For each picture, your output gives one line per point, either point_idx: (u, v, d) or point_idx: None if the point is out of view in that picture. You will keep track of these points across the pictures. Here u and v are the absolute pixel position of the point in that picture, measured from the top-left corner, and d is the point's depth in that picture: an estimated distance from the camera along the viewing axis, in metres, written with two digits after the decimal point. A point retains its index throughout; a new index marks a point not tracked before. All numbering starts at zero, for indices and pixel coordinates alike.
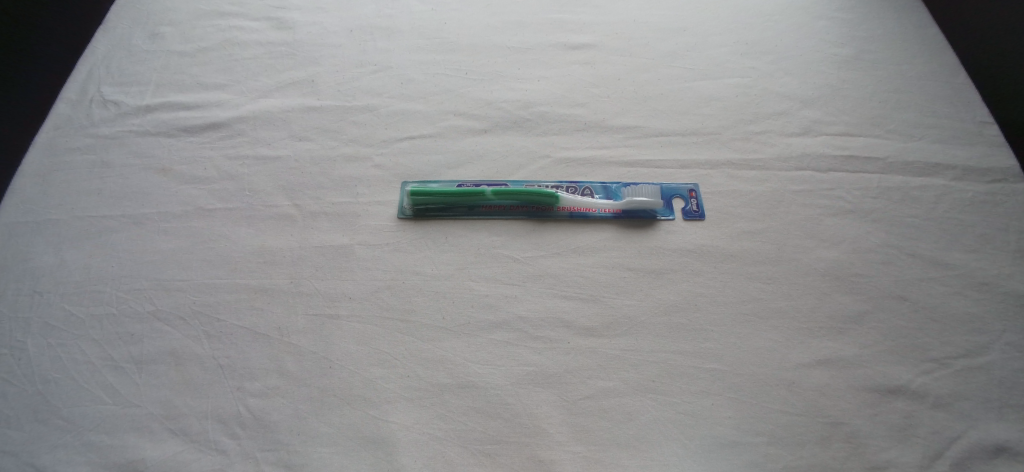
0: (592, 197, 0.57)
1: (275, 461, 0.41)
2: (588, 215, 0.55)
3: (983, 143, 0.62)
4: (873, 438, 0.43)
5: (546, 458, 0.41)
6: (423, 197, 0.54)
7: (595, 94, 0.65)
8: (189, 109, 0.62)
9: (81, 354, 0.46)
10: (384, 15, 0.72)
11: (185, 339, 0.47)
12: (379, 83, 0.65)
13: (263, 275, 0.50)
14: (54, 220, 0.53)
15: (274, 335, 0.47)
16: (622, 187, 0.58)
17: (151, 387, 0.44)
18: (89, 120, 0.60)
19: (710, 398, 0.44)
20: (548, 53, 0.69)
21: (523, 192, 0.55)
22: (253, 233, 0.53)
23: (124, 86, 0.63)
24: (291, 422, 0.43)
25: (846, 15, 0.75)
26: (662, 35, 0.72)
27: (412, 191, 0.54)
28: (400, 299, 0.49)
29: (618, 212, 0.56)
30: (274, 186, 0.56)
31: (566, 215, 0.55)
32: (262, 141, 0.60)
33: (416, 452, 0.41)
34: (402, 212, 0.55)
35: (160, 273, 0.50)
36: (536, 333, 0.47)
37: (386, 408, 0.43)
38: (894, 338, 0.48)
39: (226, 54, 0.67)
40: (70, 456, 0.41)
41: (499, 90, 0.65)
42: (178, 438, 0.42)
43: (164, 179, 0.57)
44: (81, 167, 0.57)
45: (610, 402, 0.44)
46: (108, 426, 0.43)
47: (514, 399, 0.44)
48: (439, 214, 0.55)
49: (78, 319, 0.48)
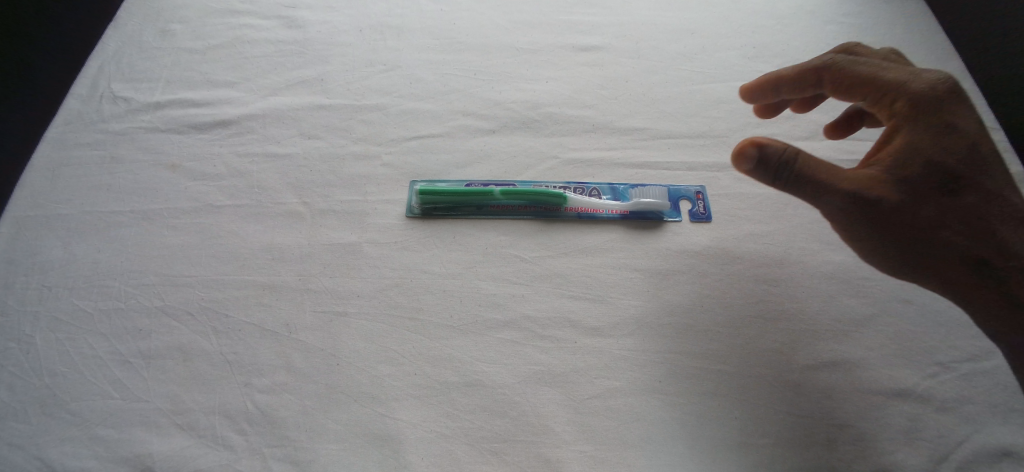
0: (599, 197, 0.57)
1: (282, 457, 0.41)
2: (595, 215, 0.55)
3: (989, 149, 0.62)
4: (879, 441, 0.43)
5: (553, 457, 0.41)
6: (430, 196, 0.54)
7: (604, 95, 0.66)
8: (199, 106, 0.62)
9: (88, 348, 0.46)
10: (395, 14, 0.72)
11: (194, 335, 0.47)
12: (389, 82, 0.65)
13: (272, 272, 0.50)
14: (63, 214, 0.53)
15: (281, 332, 0.47)
16: (629, 188, 0.58)
17: (158, 382, 0.45)
18: (100, 116, 0.61)
19: (716, 399, 0.44)
20: (557, 55, 0.69)
21: (530, 194, 0.55)
22: (263, 230, 0.53)
23: (134, 82, 0.64)
24: (299, 418, 0.43)
25: (854, 19, 0.75)
26: (671, 38, 0.72)
27: (421, 190, 0.54)
28: (408, 298, 0.49)
29: (626, 214, 0.56)
30: (283, 184, 0.57)
31: (573, 215, 0.55)
32: (271, 139, 0.60)
33: (423, 450, 0.42)
34: (411, 212, 0.55)
35: (169, 269, 0.51)
36: (543, 333, 0.47)
37: (394, 405, 0.43)
38: (900, 342, 0.48)
39: (237, 52, 0.67)
40: (78, 449, 0.42)
41: (508, 91, 0.65)
42: (185, 433, 0.42)
43: (173, 176, 0.57)
44: (90, 163, 0.57)
45: (617, 402, 0.44)
46: (115, 421, 0.43)
47: (521, 398, 0.44)
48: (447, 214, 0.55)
49: (85, 313, 0.48)
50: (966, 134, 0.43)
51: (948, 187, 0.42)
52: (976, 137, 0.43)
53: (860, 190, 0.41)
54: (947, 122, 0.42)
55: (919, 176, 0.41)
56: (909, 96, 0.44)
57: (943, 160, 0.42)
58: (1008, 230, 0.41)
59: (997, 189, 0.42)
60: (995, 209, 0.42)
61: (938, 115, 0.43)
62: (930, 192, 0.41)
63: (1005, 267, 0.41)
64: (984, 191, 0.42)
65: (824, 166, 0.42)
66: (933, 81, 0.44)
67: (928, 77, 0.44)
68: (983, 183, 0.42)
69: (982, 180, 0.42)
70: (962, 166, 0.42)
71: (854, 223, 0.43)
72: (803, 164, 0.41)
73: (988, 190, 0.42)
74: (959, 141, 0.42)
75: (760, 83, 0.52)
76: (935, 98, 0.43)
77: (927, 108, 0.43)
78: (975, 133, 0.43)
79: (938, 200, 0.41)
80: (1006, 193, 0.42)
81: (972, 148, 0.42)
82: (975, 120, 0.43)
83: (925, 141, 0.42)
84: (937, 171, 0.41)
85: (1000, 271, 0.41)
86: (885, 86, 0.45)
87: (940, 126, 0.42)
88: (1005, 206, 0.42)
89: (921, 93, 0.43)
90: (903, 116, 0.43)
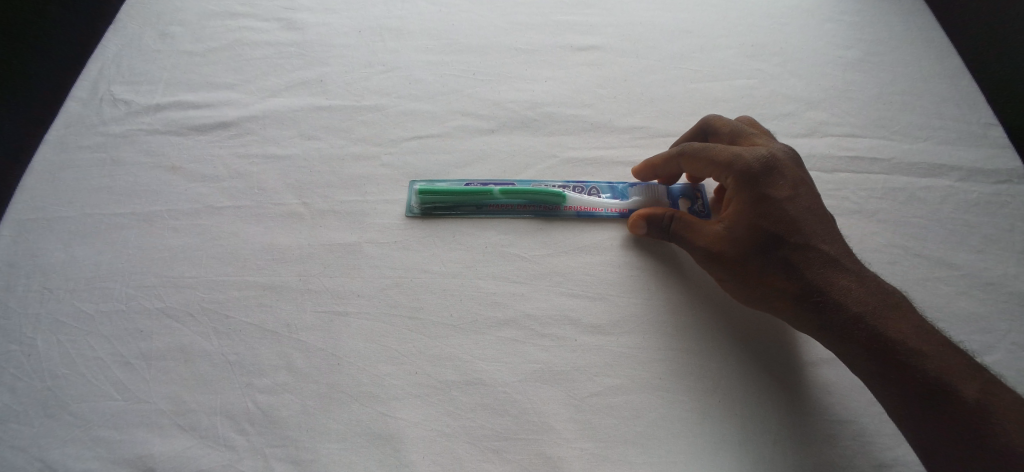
0: (598, 196, 0.57)
1: (284, 457, 0.41)
2: (594, 214, 0.55)
3: (987, 145, 0.62)
4: (879, 437, 0.43)
5: (554, 455, 0.42)
6: (430, 197, 0.55)
7: (603, 94, 0.66)
8: (198, 108, 0.62)
9: (90, 350, 0.46)
10: (394, 15, 0.72)
11: (195, 336, 0.47)
12: (388, 83, 0.66)
13: (272, 272, 0.51)
14: (64, 216, 0.54)
15: (282, 332, 0.47)
16: (628, 186, 0.58)
17: (159, 383, 0.45)
18: (100, 119, 0.61)
19: (716, 396, 0.45)
20: (555, 55, 0.70)
21: (529, 192, 0.55)
22: (263, 231, 0.53)
23: (134, 85, 0.64)
24: (300, 418, 0.43)
25: (852, 17, 0.75)
26: (669, 37, 0.72)
27: (421, 190, 0.55)
28: (409, 297, 0.49)
29: (625, 212, 0.56)
30: (283, 185, 0.57)
31: (572, 214, 0.55)
32: (271, 140, 0.60)
33: (424, 449, 0.42)
34: (410, 211, 0.55)
35: (170, 270, 0.51)
36: (543, 331, 0.47)
37: (395, 404, 0.44)
38: None
39: (236, 54, 0.68)
40: (80, 450, 0.42)
41: (507, 91, 0.65)
42: (187, 434, 0.43)
43: (173, 177, 0.57)
44: (91, 166, 0.57)
45: (617, 400, 0.44)
46: (117, 422, 0.43)
47: (522, 396, 0.44)
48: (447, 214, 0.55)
49: (87, 315, 0.48)
50: (786, 203, 0.46)
51: (763, 246, 0.46)
52: (795, 206, 0.46)
53: (702, 250, 0.48)
54: (762, 192, 0.46)
55: (739, 238, 0.46)
56: (736, 172, 0.47)
57: (760, 224, 0.46)
58: (830, 281, 0.44)
59: (825, 248, 0.45)
60: (815, 264, 0.45)
61: (758, 186, 0.47)
62: (747, 252, 0.46)
63: (844, 313, 0.42)
64: (802, 247, 0.45)
65: (690, 223, 0.49)
66: (762, 155, 0.48)
67: (753, 151, 0.48)
68: (810, 241, 0.45)
69: (800, 237, 0.45)
70: (778, 225, 0.46)
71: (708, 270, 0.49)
72: (677, 223, 0.50)
73: (817, 247, 0.45)
74: (782, 207, 0.46)
75: (642, 168, 0.57)
76: (760, 171, 0.47)
77: (749, 180, 0.47)
78: (790, 197, 0.47)
79: (756, 258, 0.46)
80: (837, 253, 0.45)
81: (795, 212, 0.46)
82: (805, 189, 0.48)
83: (745, 210, 0.47)
84: (756, 234, 0.46)
85: (833, 318, 0.43)
86: (718, 164, 0.49)
87: (761, 197, 0.46)
88: (836, 262, 0.45)
89: (746, 167, 0.47)
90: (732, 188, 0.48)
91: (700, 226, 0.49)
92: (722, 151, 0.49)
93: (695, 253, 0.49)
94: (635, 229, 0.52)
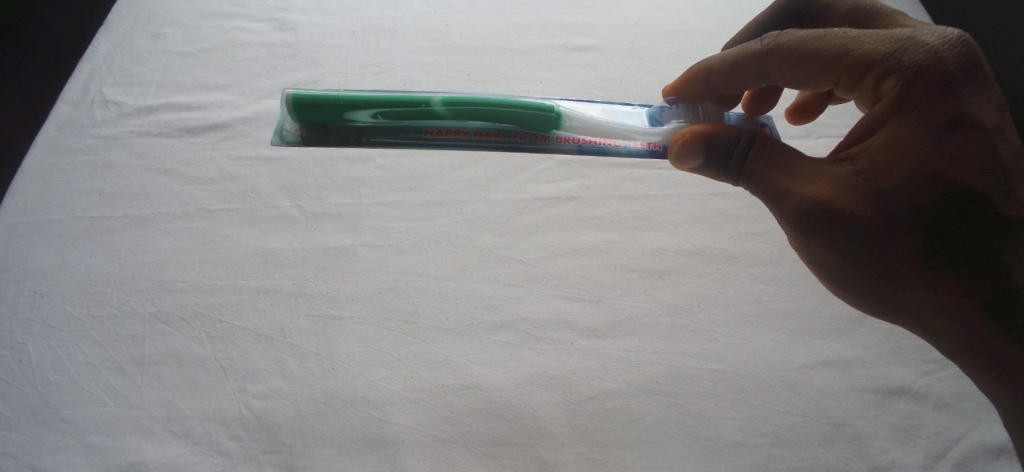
0: (618, 124, 0.48)
1: (279, 463, 0.41)
2: (607, 150, 0.47)
3: None
4: (875, 439, 0.43)
5: (549, 459, 0.42)
6: (310, 109, 0.44)
7: (598, 95, 0.65)
8: (191, 109, 0.62)
9: (81, 356, 0.46)
10: (388, 16, 0.72)
11: (187, 341, 0.47)
12: (382, 85, 0.65)
13: (265, 276, 0.50)
14: (53, 220, 0.53)
15: (276, 337, 0.47)
16: (658, 111, 0.49)
17: (151, 388, 0.44)
18: (91, 121, 0.60)
19: (712, 399, 0.45)
20: (550, 55, 0.69)
21: (503, 105, 0.44)
22: (256, 235, 0.53)
23: (126, 87, 0.63)
24: (294, 424, 0.43)
25: None
26: (665, 37, 0.72)
27: (309, 113, 0.44)
28: (404, 301, 0.49)
29: (653, 147, 0.46)
30: (275, 187, 0.56)
31: (574, 147, 0.47)
32: (264, 142, 0.60)
33: (419, 454, 0.42)
34: (286, 139, 0.47)
35: (162, 274, 0.50)
36: (539, 334, 0.47)
37: (390, 410, 0.43)
38: (896, 340, 0.48)
39: (228, 56, 0.67)
40: (72, 457, 0.41)
41: (502, 92, 0.65)
42: (180, 440, 0.42)
43: (165, 180, 0.56)
44: (82, 168, 0.57)
45: (612, 404, 0.44)
46: (109, 428, 0.43)
47: (518, 400, 0.44)
48: (355, 137, 0.46)
49: (77, 320, 0.48)
50: (994, 144, 0.34)
51: (948, 214, 0.34)
52: (1005, 154, 0.34)
53: (816, 199, 0.36)
54: (955, 118, 0.34)
55: (897, 191, 0.34)
56: (902, 71, 0.35)
57: (948, 174, 0.33)
58: None
59: None
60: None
61: (946, 102, 0.34)
62: (909, 216, 0.34)
63: None
64: (1015, 223, 0.34)
65: (779, 158, 0.38)
66: (955, 46, 0.35)
67: (940, 36, 0.35)
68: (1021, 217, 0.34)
69: (1014, 207, 0.34)
70: (980, 182, 0.34)
71: (817, 229, 0.37)
72: (763, 150, 0.38)
73: None
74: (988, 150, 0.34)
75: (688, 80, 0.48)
76: (957, 78, 0.34)
77: (931, 92, 0.34)
78: (997, 134, 0.34)
79: (925, 229, 0.34)
80: None
81: (1007, 160, 0.34)
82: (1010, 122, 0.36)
83: (915, 141, 0.34)
84: (929, 187, 0.34)
85: None
86: (863, 58, 0.36)
87: (952, 124, 0.34)
88: None
89: (923, 65, 0.34)
90: (890, 100, 0.35)
91: (811, 165, 0.37)
92: (871, 37, 0.36)
93: (800, 201, 0.37)
94: (680, 159, 0.41)
